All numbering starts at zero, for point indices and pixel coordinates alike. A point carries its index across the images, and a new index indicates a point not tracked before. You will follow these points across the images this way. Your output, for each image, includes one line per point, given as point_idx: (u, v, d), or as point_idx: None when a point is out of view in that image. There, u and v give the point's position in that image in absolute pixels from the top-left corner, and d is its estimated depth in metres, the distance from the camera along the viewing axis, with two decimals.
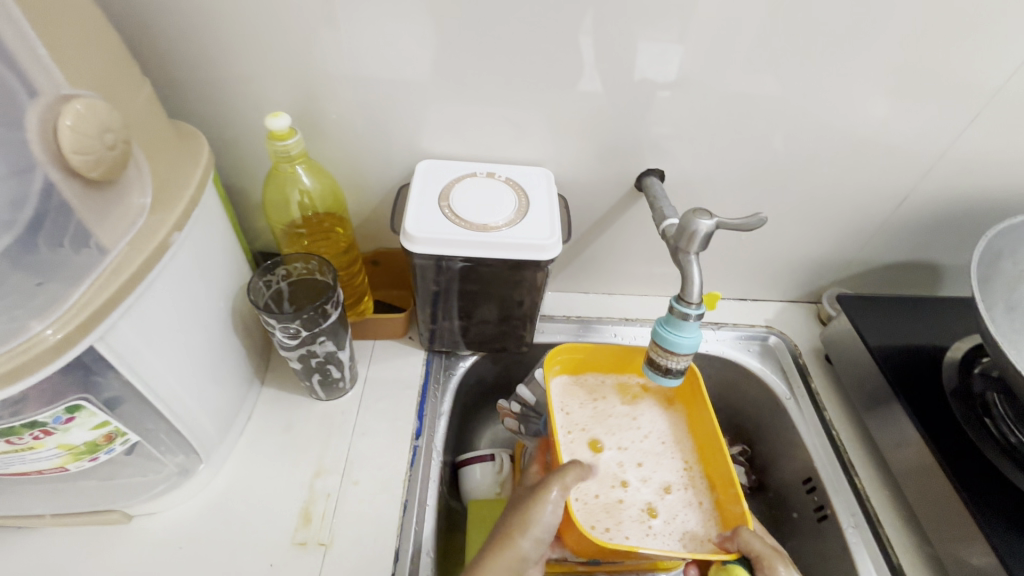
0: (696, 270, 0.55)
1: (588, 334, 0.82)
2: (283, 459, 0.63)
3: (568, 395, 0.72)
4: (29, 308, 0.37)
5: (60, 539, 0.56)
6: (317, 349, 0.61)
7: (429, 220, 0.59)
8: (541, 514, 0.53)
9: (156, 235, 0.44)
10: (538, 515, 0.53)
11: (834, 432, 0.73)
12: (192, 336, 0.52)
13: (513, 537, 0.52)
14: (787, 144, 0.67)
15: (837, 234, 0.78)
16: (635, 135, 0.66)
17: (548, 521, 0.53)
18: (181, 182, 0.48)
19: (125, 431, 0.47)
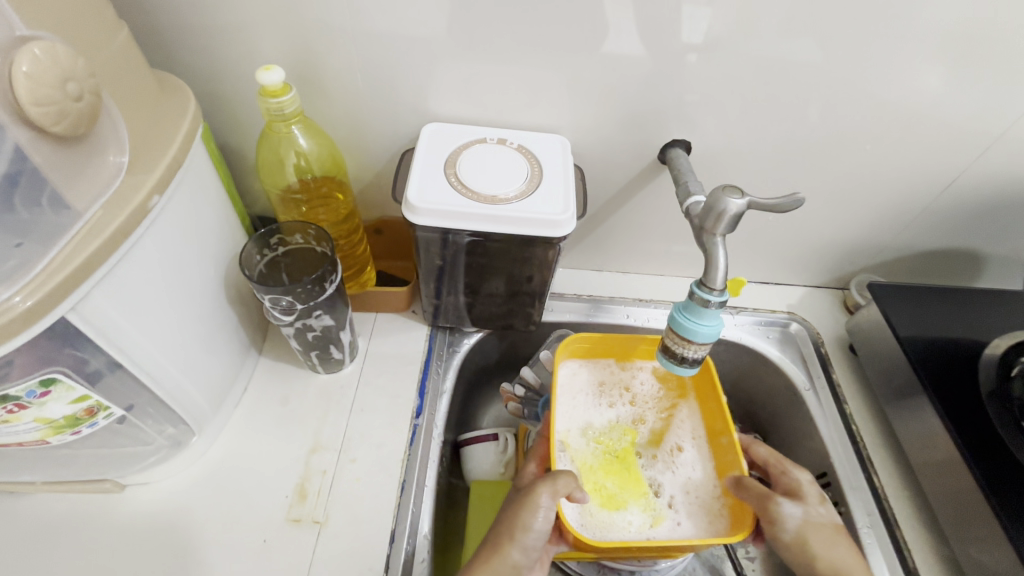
0: (722, 253, 0.50)
1: (599, 315, 0.79)
2: (279, 433, 0.62)
3: (577, 386, 0.69)
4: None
5: (55, 503, 0.56)
6: (313, 323, 0.57)
7: (433, 188, 0.54)
8: (532, 523, 0.51)
9: (136, 197, 0.41)
10: (527, 526, 0.51)
11: (854, 427, 0.70)
12: (179, 307, 0.49)
13: (502, 547, 0.51)
14: (825, 118, 0.61)
15: (872, 218, 0.73)
16: (660, 103, 0.60)
17: (541, 530, 0.52)
18: (165, 140, 0.45)
19: (108, 406, 0.45)
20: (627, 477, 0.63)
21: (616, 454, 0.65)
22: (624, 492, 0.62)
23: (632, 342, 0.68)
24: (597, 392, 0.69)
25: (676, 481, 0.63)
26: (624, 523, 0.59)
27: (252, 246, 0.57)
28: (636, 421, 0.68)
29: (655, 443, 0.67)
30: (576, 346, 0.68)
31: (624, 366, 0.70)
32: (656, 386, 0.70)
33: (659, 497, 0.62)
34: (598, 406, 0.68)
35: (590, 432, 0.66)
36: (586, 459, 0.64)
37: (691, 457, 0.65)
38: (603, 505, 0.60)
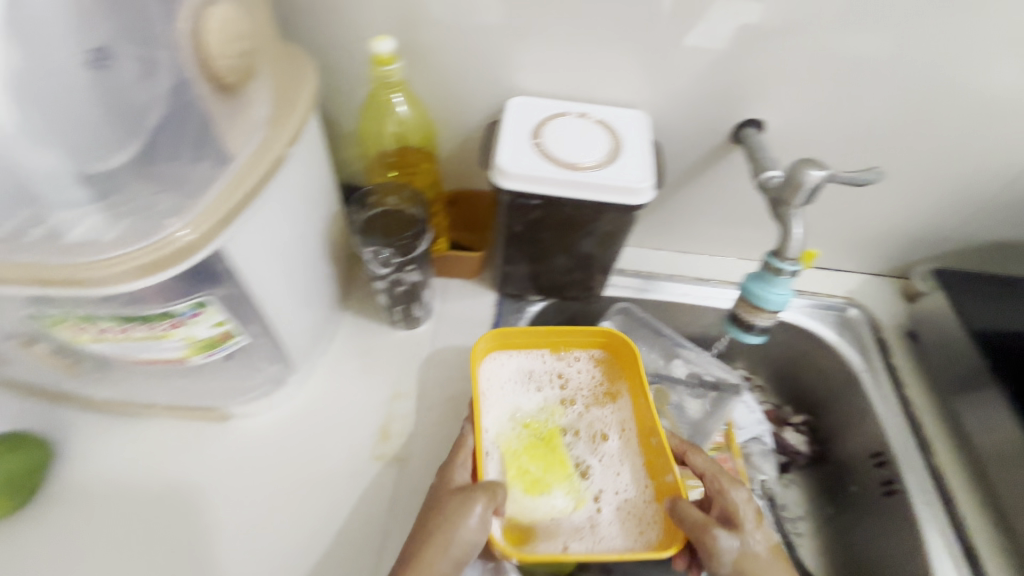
0: (799, 224, 0.53)
1: (651, 290, 0.80)
2: (362, 379, 0.67)
3: (503, 375, 0.65)
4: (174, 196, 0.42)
5: (166, 429, 0.62)
6: (404, 278, 0.61)
7: (521, 155, 0.58)
8: (467, 534, 0.48)
9: (275, 148, 0.45)
10: (448, 543, 0.48)
11: (913, 409, 0.70)
12: (293, 254, 0.54)
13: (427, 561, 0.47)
14: (901, 100, 0.62)
15: (941, 205, 0.73)
16: (736, 81, 0.63)
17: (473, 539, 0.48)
18: (296, 97, 0.49)
19: (239, 332, 0.49)
20: (551, 459, 0.60)
21: (543, 437, 0.62)
22: (548, 475, 0.59)
23: (554, 332, 0.65)
24: (512, 376, 0.66)
25: (604, 463, 0.61)
26: (547, 508, 0.57)
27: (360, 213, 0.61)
28: (576, 412, 0.64)
29: (586, 428, 0.63)
30: (491, 342, 0.64)
31: (562, 355, 0.67)
32: (595, 374, 0.67)
33: (583, 481, 0.59)
34: (523, 391, 0.65)
35: (515, 417, 0.63)
36: (510, 444, 0.61)
37: (614, 443, 0.62)
38: (526, 490, 0.58)
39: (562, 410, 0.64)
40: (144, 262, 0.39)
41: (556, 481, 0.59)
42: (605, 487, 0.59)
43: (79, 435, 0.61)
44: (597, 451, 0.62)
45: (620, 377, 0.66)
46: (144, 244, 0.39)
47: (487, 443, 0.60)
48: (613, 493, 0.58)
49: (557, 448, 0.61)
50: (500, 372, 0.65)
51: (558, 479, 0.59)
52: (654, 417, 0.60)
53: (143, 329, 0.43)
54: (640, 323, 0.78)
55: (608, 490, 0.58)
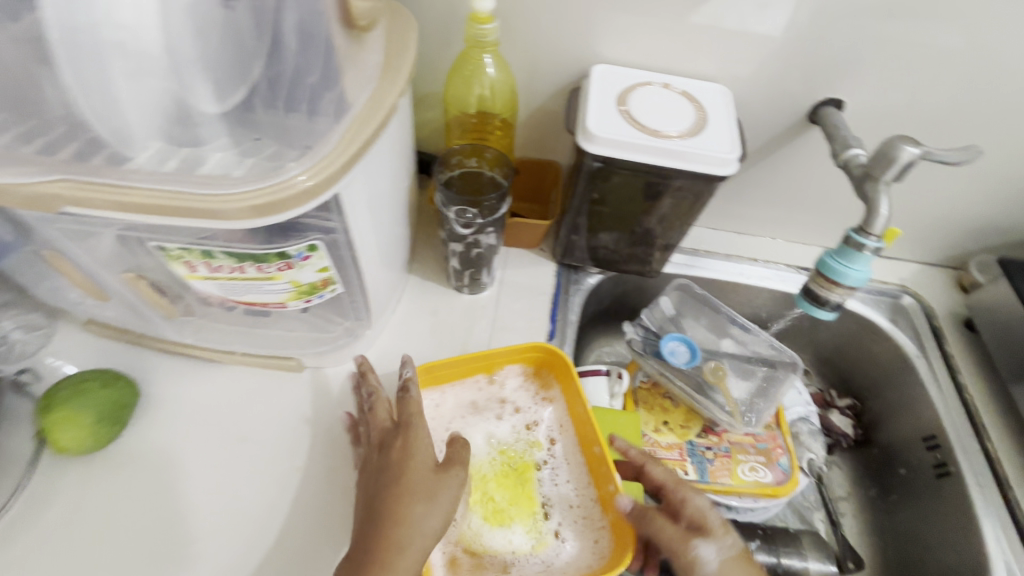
0: (886, 202, 0.53)
1: (695, 266, 0.81)
2: (429, 338, 0.68)
3: (444, 415, 0.58)
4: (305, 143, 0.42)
5: (242, 374, 0.64)
6: (482, 239, 0.62)
7: (609, 120, 0.58)
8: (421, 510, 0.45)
9: (389, 98, 0.45)
10: (432, 508, 0.46)
11: (967, 395, 0.71)
12: (386, 208, 0.55)
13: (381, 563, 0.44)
14: (990, 85, 0.62)
15: (1011, 195, 0.73)
16: (823, 58, 0.62)
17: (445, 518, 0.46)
18: (405, 50, 0.48)
19: (337, 280, 0.50)
20: (519, 492, 0.55)
21: (515, 466, 0.57)
22: (512, 507, 0.54)
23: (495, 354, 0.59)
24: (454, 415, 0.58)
25: (565, 493, 0.56)
26: (503, 543, 0.52)
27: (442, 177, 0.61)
28: (553, 432, 0.59)
29: (563, 451, 0.58)
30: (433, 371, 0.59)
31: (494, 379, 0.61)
32: (531, 389, 0.61)
33: (545, 516, 0.54)
34: (498, 416, 0.59)
35: (491, 442, 0.58)
36: (481, 466, 0.57)
37: (570, 461, 0.57)
38: (487, 519, 0.53)
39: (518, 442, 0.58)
40: (261, 201, 0.39)
41: (504, 505, 0.54)
42: (563, 515, 0.54)
43: (158, 374, 0.63)
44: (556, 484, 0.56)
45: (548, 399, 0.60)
46: (265, 184, 0.40)
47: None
48: (569, 517, 0.54)
49: (525, 475, 0.56)
50: (444, 413, 0.59)
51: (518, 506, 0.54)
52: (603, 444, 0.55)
53: (256, 270, 0.45)
54: (699, 300, 0.79)
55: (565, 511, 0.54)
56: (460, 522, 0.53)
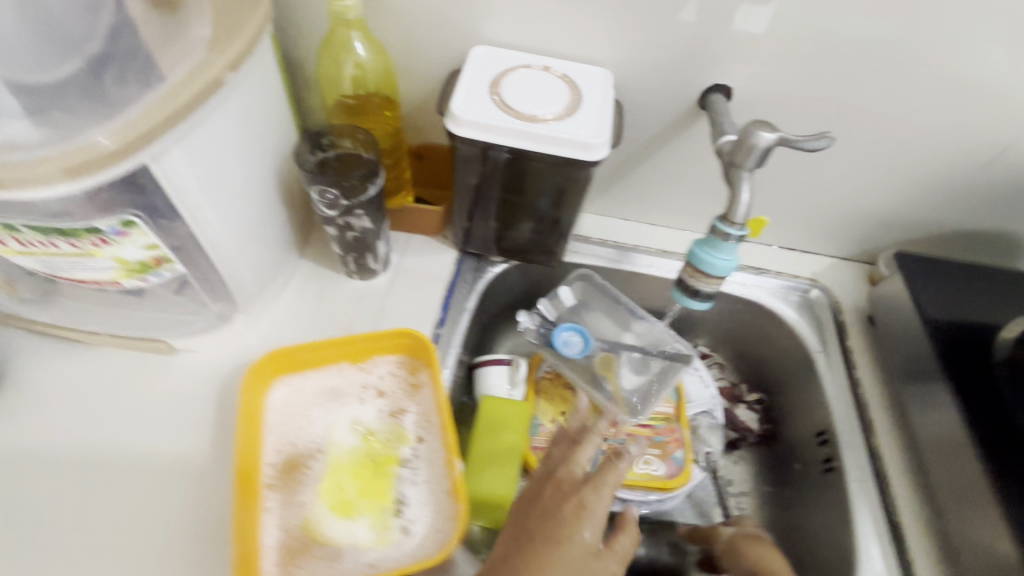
0: (746, 189, 0.52)
1: (624, 261, 0.81)
2: (312, 324, 0.67)
3: (302, 400, 0.57)
4: (102, 111, 0.41)
5: (110, 357, 0.63)
6: (354, 223, 0.61)
7: (477, 102, 0.57)
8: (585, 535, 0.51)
9: (211, 69, 0.44)
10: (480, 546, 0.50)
11: (860, 391, 0.70)
12: (242, 189, 0.54)
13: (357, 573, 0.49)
14: (873, 74, 0.60)
15: (913, 190, 0.71)
16: (703, 42, 0.61)
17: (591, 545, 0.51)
18: (241, 19, 0.47)
19: (172, 259, 0.50)
20: (373, 485, 0.54)
21: (375, 459, 0.55)
22: (362, 499, 0.53)
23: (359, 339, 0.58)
24: (315, 401, 0.58)
25: (422, 489, 0.54)
26: (344, 534, 0.51)
27: (314, 159, 0.60)
28: (419, 425, 0.57)
29: (427, 446, 0.56)
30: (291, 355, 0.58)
31: (362, 364, 0.60)
32: (401, 376, 0.60)
33: (396, 513, 0.52)
34: (363, 399, 0.58)
35: (355, 430, 0.56)
36: (341, 455, 0.55)
37: (432, 455, 0.56)
38: (331, 511, 0.52)
39: (381, 432, 0.57)
40: (64, 165, 0.38)
41: (352, 500, 0.52)
42: (413, 510, 0.52)
43: (26, 354, 0.62)
44: (413, 475, 0.54)
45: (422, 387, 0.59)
46: (66, 148, 0.39)
47: (270, 473, 0.53)
48: (419, 513, 0.52)
49: (384, 471, 0.54)
50: (305, 397, 0.58)
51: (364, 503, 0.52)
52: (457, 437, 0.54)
53: (70, 245, 0.46)
54: (599, 291, 0.78)
55: (419, 503, 0.53)
56: (304, 511, 0.51)
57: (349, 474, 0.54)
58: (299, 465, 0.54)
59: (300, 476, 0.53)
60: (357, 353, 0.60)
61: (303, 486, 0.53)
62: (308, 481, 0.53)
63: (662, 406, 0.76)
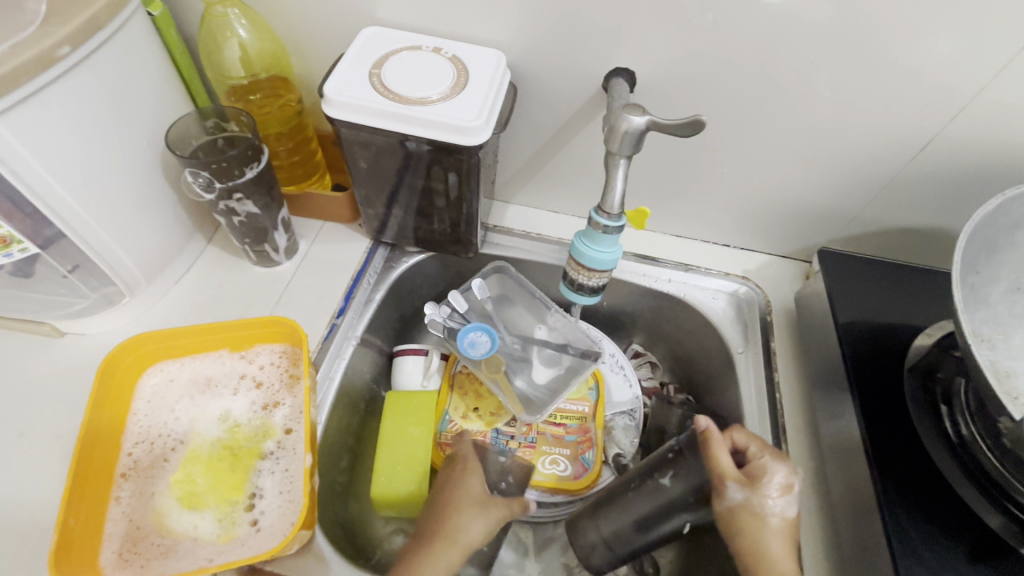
0: (621, 175, 0.52)
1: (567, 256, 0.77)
2: (206, 310, 0.66)
3: (175, 388, 0.59)
4: None
5: (2, 337, 0.63)
6: (236, 207, 0.61)
7: (353, 85, 0.55)
8: (475, 484, 0.56)
9: (42, 44, 0.44)
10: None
11: (777, 394, 0.65)
12: (104, 168, 0.53)
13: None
14: (772, 61, 0.56)
15: (840, 184, 0.67)
16: (594, 24, 0.57)
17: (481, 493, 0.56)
18: (88, 0, 0.48)
19: (22, 239, 0.49)
20: (227, 479, 0.55)
21: (235, 452, 0.56)
22: (211, 492, 0.54)
23: (233, 328, 0.59)
24: (187, 391, 0.59)
25: (279, 482, 0.55)
26: (187, 527, 0.52)
27: (204, 140, 0.63)
28: (287, 418, 0.58)
29: (292, 439, 0.57)
30: (160, 343, 0.59)
31: (240, 352, 0.61)
32: (282, 367, 0.61)
33: (247, 508, 0.53)
34: (237, 390, 0.60)
35: (224, 423, 0.58)
36: (202, 447, 0.57)
37: (296, 449, 0.56)
38: (179, 502, 0.53)
39: (249, 425, 0.58)
40: None
41: (203, 491, 0.54)
42: (262, 503, 0.54)
43: None
44: (269, 469, 0.56)
45: (297, 385, 0.60)
46: None
47: (126, 461, 0.55)
48: (266, 507, 0.53)
49: (241, 464, 0.56)
50: (177, 386, 0.59)
51: (214, 495, 0.54)
52: (311, 428, 0.54)
53: None
54: (516, 284, 0.75)
55: (272, 496, 0.54)
56: (153, 498, 0.53)
57: (207, 466, 0.56)
58: (159, 455, 0.56)
59: (157, 466, 0.55)
60: (234, 343, 0.61)
61: (158, 477, 0.55)
62: (166, 470, 0.55)
63: (577, 404, 0.71)
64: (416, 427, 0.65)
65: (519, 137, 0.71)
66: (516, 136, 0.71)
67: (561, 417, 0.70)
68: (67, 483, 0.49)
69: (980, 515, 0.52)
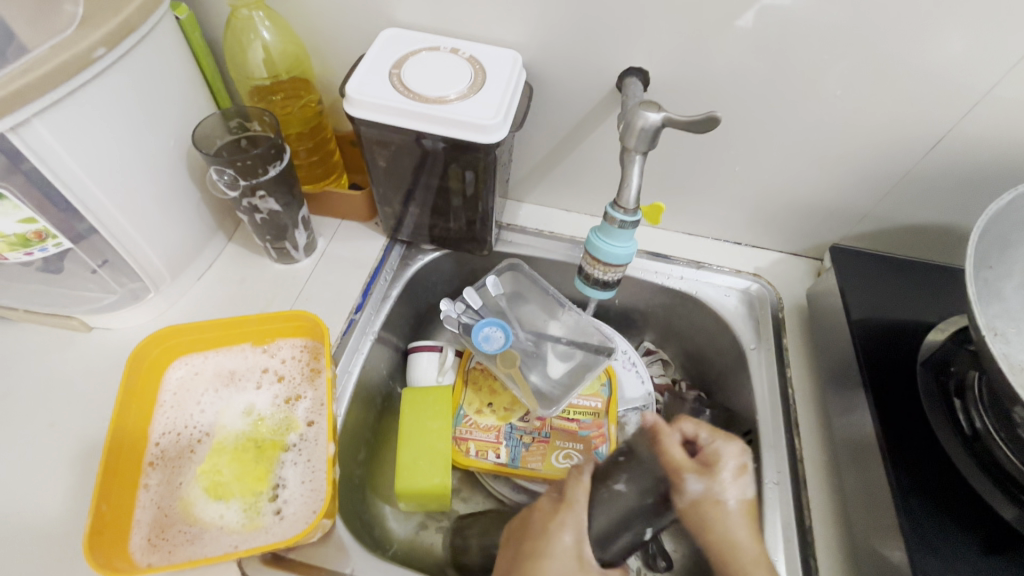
0: (637, 171, 0.53)
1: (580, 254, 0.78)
2: (228, 306, 0.68)
3: (201, 382, 0.61)
4: None
5: (32, 332, 0.65)
6: (259, 204, 0.62)
7: (374, 85, 0.57)
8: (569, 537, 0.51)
9: (78, 45, 0.46)
10: None
11: (789, 390, 0.66)
12: (134, 167, 0.55)
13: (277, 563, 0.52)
14: (785, 59, 0.57)
15: (852, 181, 0.67)
16: (609, 25, 0.58)
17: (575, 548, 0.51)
18: (121, 4, 0.49)
19: (56, 234, 0.51)
20: (251, 470, 0.56)
21: (260, 443, 0.58)
22: (237, 482, 0.55)
23: (257, 322, 0.61)
24: (213, 384, 0.61)
25: (302, 473, 0.56)
26: (214, 516, 0.53)
27: (228, 140, 0.64)
28: (309, 412, 0.60)
29: (314, 431, 0.58)
30: (187, 338, 0.60)
31: (264, 347, 0.63)
32: (303, 360, 0.62)
33: (271, 497, 0.55)
34: (260, 384, 0.61)
35: (248, 415, 0.60)
36: (226, 438, 0.58)
37: (318, 440, 0.58)
38: (206, 491, 0.55)
39: (272, 417, 0.59)
40: None
41: (229, 481, 0.55)
42: (286, 493, 0.55)
43: None
44: (292, 459, 0.57)
45: (318, 377, 0.61)
46: None
47: (154, 452, 0.56)
48: (290, 497, 0.55)
49: (265, 455, 0.57)
50: (203, 380, 0.61)
51: (239, 485, 0.55)
52: (333, 419, 0.55)
53: None
54: (529, 281, 0.76)
55: (296, 486, 0.55)
56: (181, 487, 0.55)
57: (232, 456, 0.57)
58: (186, 446, 0.57)
59: (184, 457, 0.57)
60: (258, 337, 0.62)
61: (185, 467, 0.56)
62: (193, 460, 0.56)
63: (590, 400, 0.72)
64: (435, 421, 0.66)
65: (533, 136, 0.72)
66: (530, 135, 0.72)
67: (574, 412, 0.71)
68: (100, 472, 0.50)
69: (994, 506, 0.52)
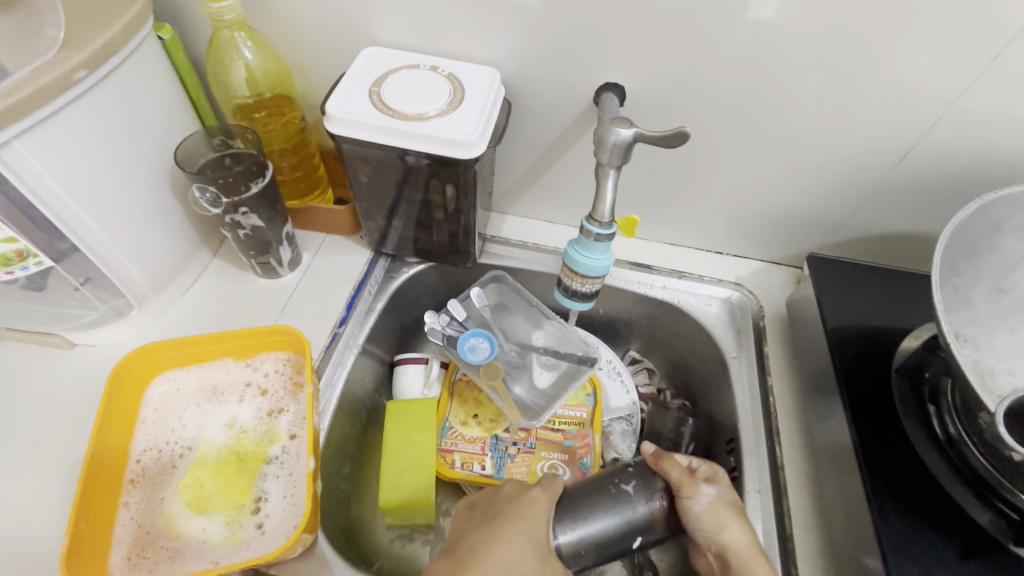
0: (610, 185, 0.54)
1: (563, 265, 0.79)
2: (213, 321, 0.68)
3: (183, 396, 0.61)
4: None
5: (15, 348, 0.65)
6: (242, 220, 0.63)
7: (354, 103, 0.58)
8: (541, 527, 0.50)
9: (60, 69, 0.46)
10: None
11: (770, 398, 0.66)
12: (116, 186, 0.55)
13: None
14: (757, 74, 0.59)
15: (827, 191, 0.69)
16: (584, 43, 0.59)
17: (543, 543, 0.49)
18: (103, 28, 0.50)
19: (37, 253, 0.52)
20: (233, 483, 0.56)
21: (242, 457, 0.58)
22: (219, 496, 0.55)
23: (239, 337, 0.61)
24: (196, 399, 0.61)
25: (284, 487, 0.56)
26: (196, 530, 0.53)
27: (212, 157, 0.65)
28: (291, 424, 0.60)
29: (296, 445, 0.59)
30: (169, 354, 0.60)
31: (246, 360, 0.63)
32: (285, 374, 0.62)
33: (253, 511, 0.55)
34: (243, 398, 0.61)
35: (230, 429, 0.60)
36: (208, 452, 0.58)
37: (300, 454, 0.58)
38: (187, 506, 0.55)
39: (254, 431, 0.59)
40: None
41: (210, 496, 0.55)
42: (267, 507, 0.55)
43: None
44: (273, 474, 0.57)
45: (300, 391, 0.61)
46: None
47: (136, 468, 0.56)
48: (270, 512, 0.55)
49: (247, 469, 0.57)
50: (185, 395, 0.61)
51: (221, 500, 0.55)
52: (314, 433, 0.56)
53: None
54: (513, 292, 0.77)
55: (277, 500, 0.55)
56: (162, 503, 0.55)
57: (214, 471, 0.57)
58: (168, 461, 0.57)
59: (165, 473, 0.57)
60: (240, 351, 0.62)
61: (167, 483, 0.56)
62: (175, 475, 0.57)
63: (575, 410, 0.72)
64: (419, 433, 0.66)
65: (514, 150, 0.73)
66: (511, 149, 0.73)
67: (559, 423, 0.71)
68: (79, 489, 0.50)
69: (971, 513, 0.52)
